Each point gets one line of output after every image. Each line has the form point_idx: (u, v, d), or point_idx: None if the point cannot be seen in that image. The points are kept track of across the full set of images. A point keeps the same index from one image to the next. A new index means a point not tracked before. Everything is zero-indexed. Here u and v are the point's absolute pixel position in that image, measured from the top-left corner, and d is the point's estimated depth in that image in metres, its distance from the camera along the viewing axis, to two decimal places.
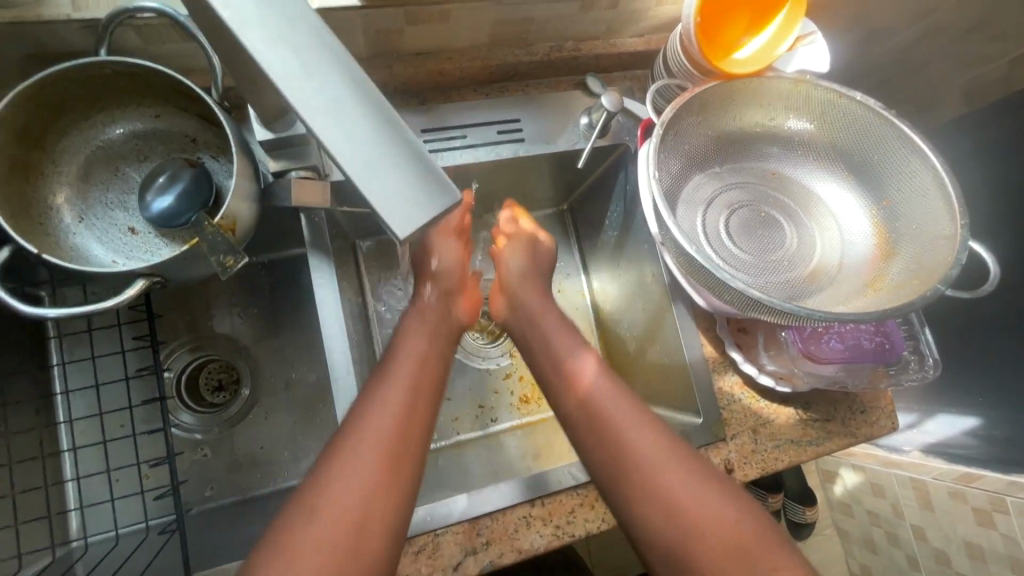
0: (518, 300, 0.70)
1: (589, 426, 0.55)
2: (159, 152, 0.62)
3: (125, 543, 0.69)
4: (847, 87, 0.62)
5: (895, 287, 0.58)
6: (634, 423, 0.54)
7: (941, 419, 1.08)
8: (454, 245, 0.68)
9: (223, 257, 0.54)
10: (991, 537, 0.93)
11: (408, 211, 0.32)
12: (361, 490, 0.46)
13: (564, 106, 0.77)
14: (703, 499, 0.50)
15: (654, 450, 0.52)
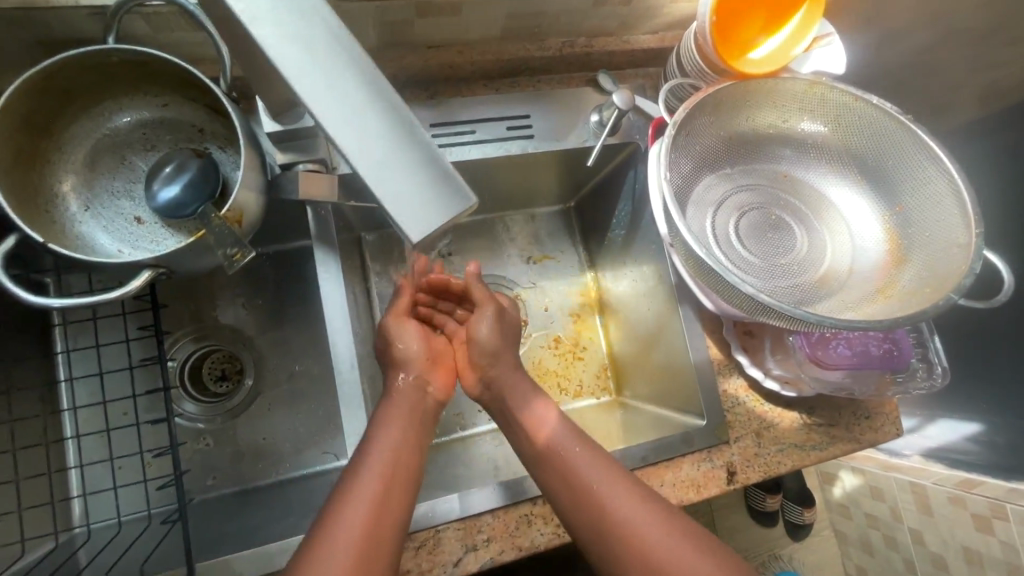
0: (489, 377, 0.67)
1: (564, 486, 0.56)
2: (165, 141, 0.61)
3: (128, 530, 0.68)
4: (863, 91, 0.62)
5: (906, 295, 0.58)
6: (607, 486, 0.54)
7: (942, 423, 1.07)
8: (412, 329, 0.66)
9: (230, 250, 0.55)
10: (989, 542, 0.95)
11: (419, 211, 0.31)
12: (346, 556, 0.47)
13: (575, 103, 0.76)
14: (682, 553, 0.49)
15: (629, 507, 0.52)
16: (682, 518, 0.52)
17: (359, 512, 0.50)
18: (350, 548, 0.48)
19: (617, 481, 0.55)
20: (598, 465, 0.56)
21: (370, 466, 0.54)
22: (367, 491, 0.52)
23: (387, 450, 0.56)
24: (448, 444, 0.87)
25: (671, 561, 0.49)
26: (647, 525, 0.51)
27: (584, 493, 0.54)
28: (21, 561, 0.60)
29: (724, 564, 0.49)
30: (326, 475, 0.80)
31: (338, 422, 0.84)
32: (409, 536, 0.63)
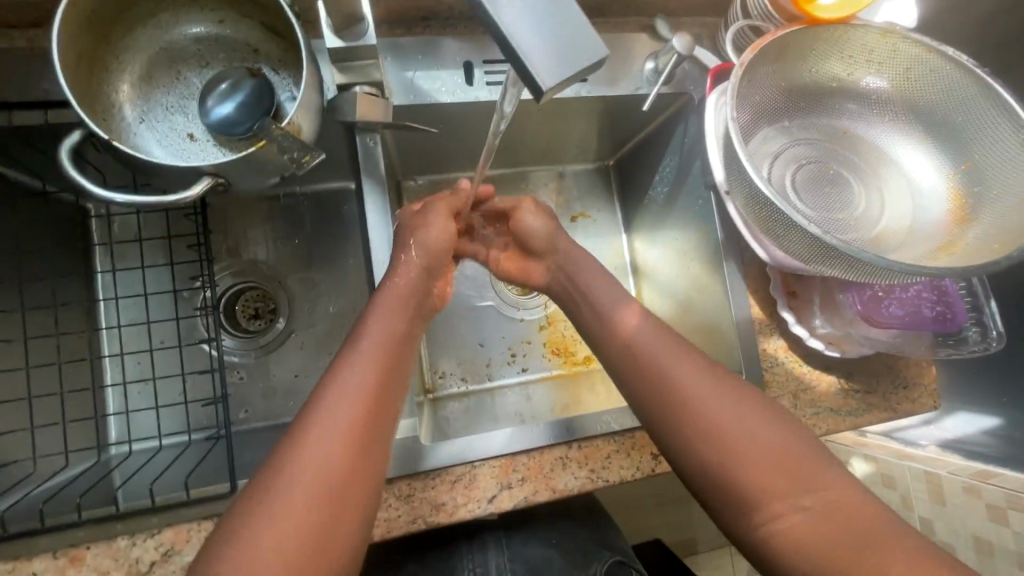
0: (551, 265, 0.68)
1: (634, 368, 0.55)
2: (220, 60, 0.61)
3: (166, 450, 0.69)
4: (938, 42, 0.59)
5: (970, 252, 0.57)
6: (678, 359, 0.54)
7: (959, 416, 0.95)
8: (443, 224, 0.65)
9: (299, 154, 0.54)
10: (1003, 534, 0.80)
11: (556, 60, 0.33)
12: (342, 426, 0.46)
13: (630, 47, 0.73)
14: (750, 426, 0.49)
15: (696, 384, 0.52)
16: (752, 396, 0.52)
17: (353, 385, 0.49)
18: (344, 420, 0.47)
19: (684, 362, 0.54)
20: (666, 347, 0.55)
21: (369, 342, 0.53)
22: (363, 367, 0.51)
23: (382, 333, 0.54)
24: (479, 393, 0.85)
25: (736, 432, 0.48)
26: (715, 402, 0.50)
27: (650, 375, 0.54)
28: (65, 470, 0.62)
29: (789, 438, 0.48)
30: None
31: None
32: (446, 470, 0.63)
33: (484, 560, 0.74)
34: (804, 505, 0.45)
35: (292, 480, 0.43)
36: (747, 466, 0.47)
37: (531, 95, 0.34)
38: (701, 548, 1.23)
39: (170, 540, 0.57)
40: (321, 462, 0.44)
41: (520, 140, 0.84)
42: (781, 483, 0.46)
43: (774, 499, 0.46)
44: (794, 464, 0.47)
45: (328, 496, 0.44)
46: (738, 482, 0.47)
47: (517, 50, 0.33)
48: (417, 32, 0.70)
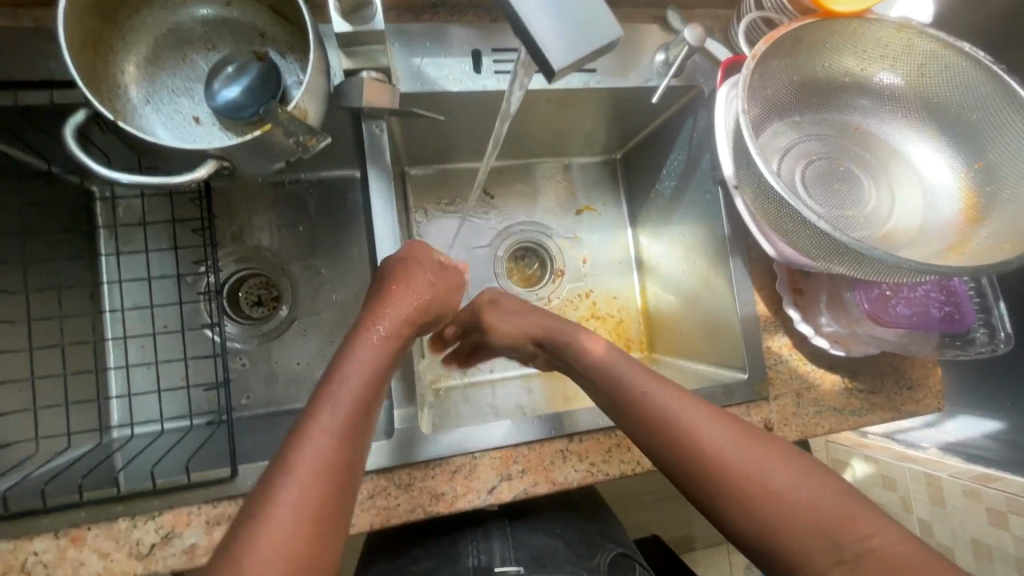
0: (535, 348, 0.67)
1: (642, 420, 0.53)
2: (226, 42, 0.60)
3: (168, 434, 0.69)
4: (955, 38, 0.58)
5: (981, 252, 0.56)
6: (671, 395, 0.53)
7: (961, 419, 0.93)
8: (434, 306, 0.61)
9: (304, 137, 0.54)
10: (1002, 537, 0.79)
11: (568, 42, 0.37)
12: (318, 482, 0.43)
13: (641, 39, 0.72)
14: (778, 479, 0.47)
15: (698, 419, 0.51)
16: (772, 442, 0.49)
17: (332, 434, 0.46)
18: (321, 473, 0.44)
19: (691, 407, 0.52)
20: (671, 398, 0.53)
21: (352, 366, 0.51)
22: (340, 413, 0.47)
23: (363, 372, 0.51)
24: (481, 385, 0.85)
25: (744, 467, 0.47)
26: (738, 455, 0.48)
27: (663, 426, 0.52)
28: (68, 452, 0.62)
29: (795, 464, 0.48)
30: None
31: None
32: (446, 460, 0.63)
33: (488, 549, 0.72)
34: (845, 560, 0.43)
35: (279, 513, 0.41)
36: (779, 522, 0.45)
37: (545, 76, 0.37)
38: (699, 544, 1.23)
39: (171, 523, 0.57)
40: (298, 514, 0.41)
41: (526, 131, 0.83)
42: (818, 538, 0.44)
43: (812, 554, 0.44)
44: (830, 517, 0.44)
45: (314, 525, 0.42)
46: (773, 537, 0.45)
47: (531, 34, 0.37)
48: (425, 18, 0.69)
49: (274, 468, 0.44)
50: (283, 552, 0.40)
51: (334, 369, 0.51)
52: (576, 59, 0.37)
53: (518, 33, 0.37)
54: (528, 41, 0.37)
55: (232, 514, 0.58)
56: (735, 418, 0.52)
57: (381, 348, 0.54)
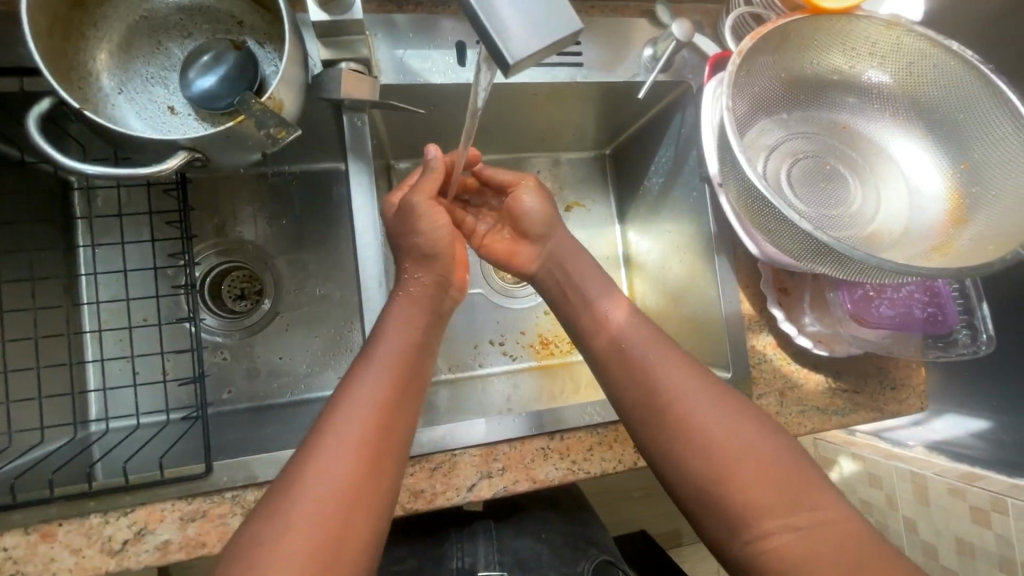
0: (546, 250, 0.66)
1: (625, 376, 0.54)
2: (203, 31, 0.59)
3: (145, 429, 0.68)
4: (944, 36, 0.57)
5: (964, 253, 0.56)
6: (667, 366, 0.53)
7: (948, 418, 0.91)
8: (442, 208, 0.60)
9: (275, 129, 0.52)
10: (984, 535, 0.79)
11: (525, 34, 0.36)
12: (355, 452, 0.45)
13: (628, 33, 0.71)
14: (747, 443, 0.48)
15: (689, 395, 0.51)
16: (751, 416, 0.50)
17: (365, 410, 0.48)
18: (348, 453, 0.45)
19: (683, 378, 0.52)
20: (665, 357, 0.54)
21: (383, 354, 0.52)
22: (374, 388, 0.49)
23: (394, 350, 0.53)
24: (466, 381, 0.84)
25: (723, 445, 0.48)
26: (721, 433, 0.48)
27: (655, 400, 0.52)
28: (41, 447, 0.61)
29: (776, 446, 0.48)
30: None
31: (352, 348, 0.81)
32: (426, 458, 0.62)
33: (473, 551, 0.72)
34: (796, 525, 0.44)
35: (306, 495, 0.43)
36: (743, 483, 0.46)
37: (503, 71, 0.36)
38: (687, 538, 1.22)
39: (144, 519, 0.56)
40: (328, 498, 0.43)
41: (514, 125, 0.82)
42: (774, 501, 0.45)
43: (765, 518, 0.45)
44: (789, 484, 0.46)
45: (339, 508, 0.43)
46: (732, 496, 0.46)
47: (490, 31, 0.36)
48: (409, 9, 0.67)
49: (306, 443, 0.46)
50: (316, 513, 0.42)
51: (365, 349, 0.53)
52: (531, 52, 0.36)
53: (475, 27, 0.37)
54: (488, 38, 0.36)
55: (207, 510, 0.57)
56: (725, 394, 0.51)
57: (413, 328, 0.56)
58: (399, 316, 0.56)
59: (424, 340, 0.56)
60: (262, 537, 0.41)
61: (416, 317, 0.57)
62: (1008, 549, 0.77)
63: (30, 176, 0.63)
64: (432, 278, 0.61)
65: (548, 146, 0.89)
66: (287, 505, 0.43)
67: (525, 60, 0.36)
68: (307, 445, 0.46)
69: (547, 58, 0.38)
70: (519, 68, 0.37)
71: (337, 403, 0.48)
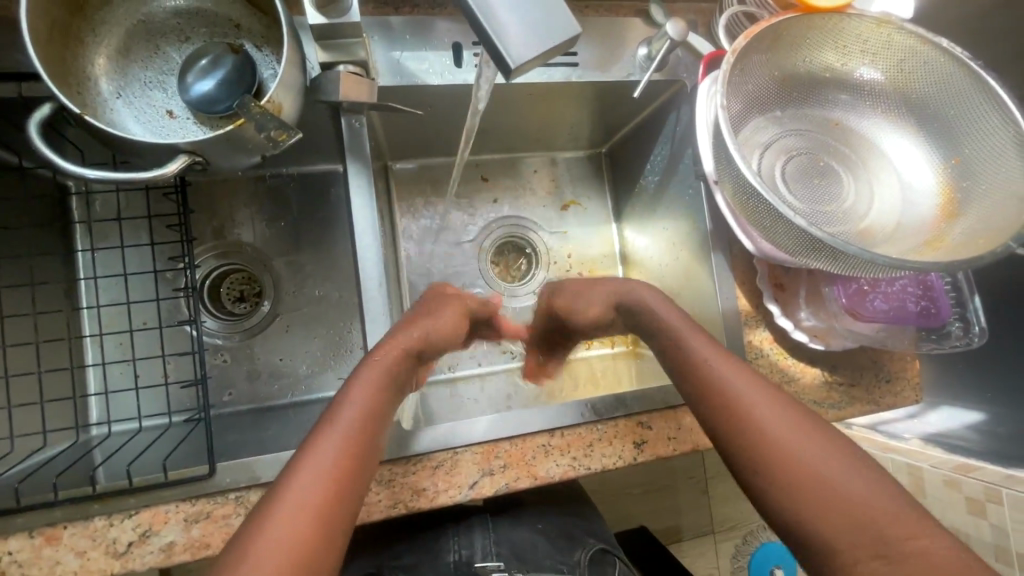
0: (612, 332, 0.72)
1: (705, 399, 0.56)
2: (200, 35, 0.60)
3: (147, 433, 0.69)
4: (934, 33, 0.58)
5: (955, 247, 0.56)
6: (754, 394, 0.54)
7: (943, 410, 0.92)
8: (449, 317, 0.66)
9: (275, 133, 0.53)
10: (980, 526, 0.78)
11: (523, 40, 0.37)
12: (310, 511, 0.44)
13: (623, 34, 0.72)
14: (831, 478, 0.47)
15: (774, 420, 0.51)
16: (836, 443, 0.50)
17: (325, 465, 0.47)
18: (321, 481, 0.46)
19: (768, 404, 0.53)
20: (748, 385, 0.54)
21: (360, 388, 0.53)
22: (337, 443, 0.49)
23: (364, 403, 0.52)
24: (466, 379, 0.84)
25: (807, 471, 0.48)
26: (805, 459, 0.48)
27: (739, 428, 0.52)
28: (43, 451, 0.61)
29: (866, 475, 0.47)
30: None
31: (352, 349, 0.82)
32: (427, 456, 0.63)
33: (469, 543, 0.72)
34: (883, 555, 0.44)
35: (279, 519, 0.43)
36: (824, 514, 0.46)
37: (502, 74, 0.37)
38: (687, 534, 1.23)
39: (148, 521, 0.56)
40: (299, 525, 0.43)
41: (511, 126, 0.82)
42: (860, 534, 0.45)
43: (852, 546, 0.45)
44: (875, 518, 0.45)
45: (308, 536, 0.43)
46: (818, 529, 0.46)
47: (490, 35, 0.37)
48: (405, 11, 0.68)
49: (266, 497, 0.46)
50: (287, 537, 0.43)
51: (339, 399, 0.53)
52: (531, 56, 0.36)
53: (476, 31, 0.37)
54: (488, 43, 0.37)
55: (211, 511, 0.57)
56: (812, 422, 0.51)
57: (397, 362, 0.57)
58: (375, 365, 0.55)
59: (394, 391, 0.56)
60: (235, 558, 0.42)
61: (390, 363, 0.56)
62: (1004, 537, 0.75)
63: (29, 181, 0.63)
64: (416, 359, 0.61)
65: (545, 146, 0.90)
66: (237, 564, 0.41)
67: (525, 65, 0.37)
68: (266, 499, 0.46)
69: (545, 62, 0.39)
70: (519, 71, 0.37)
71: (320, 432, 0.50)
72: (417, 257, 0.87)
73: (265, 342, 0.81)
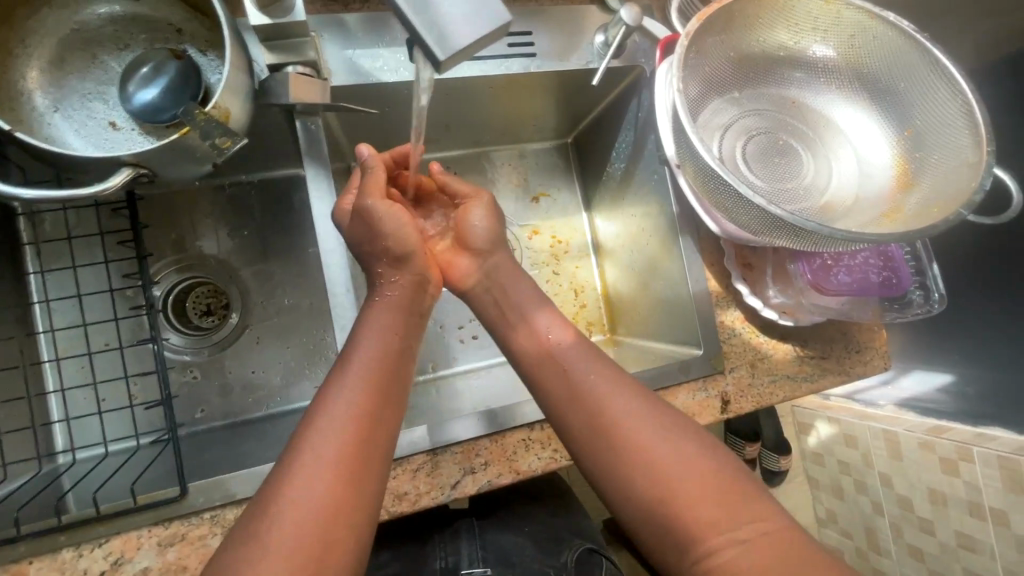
0: (487, 263, 0.66)
1: (564, 389, 0.54)
2: (140, 41, 0.57)
3: (114, 457, 0.67)
4: (880, 8, 0.59)
5: (911, 218, 0.57)
6: (606, 383, 0.53)
7: (915, 375, 0.98)
8: (396, 208, 0.59)
9: (219, 140, 0.51)
10: (954, 483, 0.86)
11: (449, 33, 0.39)
12: (331, 471, 0.44)
13: (580, 22, 0.72)
14: (692, 458, 0.47)
15: (630, 407, 0.51)
16: (688, 426, 0.50)
17: (327, 456, 0.45)
18: (328, 474, 0.44)
19: (622, 390, 0.52)
20: (608, 382, 0.53)
21: (354, 371, 0.51)
22: (349, 399, 0.49)
23: (361, 384, 0.50)
24: (447, 378, 0.84)
25: (664, 456, 0.48)
26: (660, 444, 0.48)
27: (602, 419, 0.51)
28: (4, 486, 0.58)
29: (713, 454, 0.48)
30: None
31: (328, 355, 0.81)
32: (408, 459, 0.62)
33: (456, 550, 0.71)
34: (741, 537, 0.44)
35: (279, 517, 0.42)
36: (685, 499, 0.46)
37: (433, 66, 0.39)
38: None
39: (120, 549, 0.55)
40: (302, 525, 0.42)
41: (474, 119, 0.81)
42: (718, 513, 0.45)
43: (712, 531, 0.44)
44: (734, 495, 0.46)
45: (313, 536, 0.41)
46: (677, 518, 0.46)
47: (419, 31, 0.39)
48: (355, 7, 0.66)
49: (275, 473, 0.45)
50: (292, 541, 0.41)
51: (340, 363, 0.52)
52: (460, 49, 0.39)
53: (407, 29, 0.39)
54: (417, 40, 0.39)
55: (186, 533, 0.56)
56: (665, 407, 0.52)
57: (385, 335, 0.55)
58: (382, 315, 0.57)
59: (398, 366, 0.54)
60: (241, 561, 0.40)
61: (391, 325, 0.56)
62: (976, 494, 0.83)
63: None
64: (410, 278, 0.61)
65: (511, 138, 0.89)
66: (257, 536, 0.41)
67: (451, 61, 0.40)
68: (277, 470, 0.45)
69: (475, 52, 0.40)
70: (449, 63, 0.40)
71: (310, 419, 0.47)
72: None
73: (235, 354, 0.79)
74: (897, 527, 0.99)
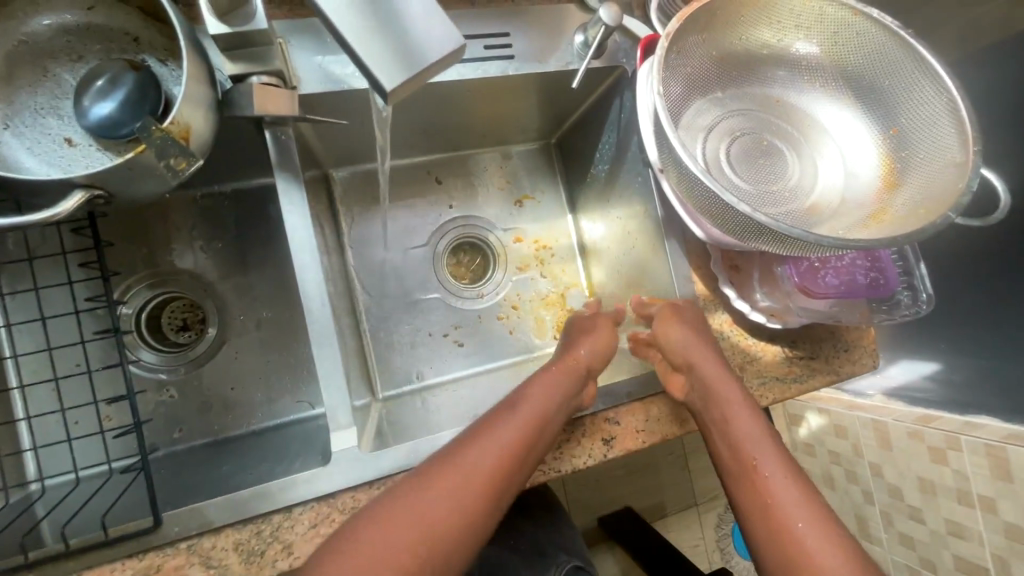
0: (688, 375, 0.63)
1: (717, 428, 0.59)
2: (95, 52, 0.55)
3: (88, 484, 0.64)
4: (864, 4, 0.58)
5: (900, 219, 0.56)
6: (756, 436, 0.57)
7: (902, 364, 1.00)
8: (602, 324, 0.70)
9: (174, 160, 0.49)
10: (943, 473, 0.86)
11: (396, 65, 0.40)
12: (470, 491, 0.49)
13: (559, 22, 0.70)
14: (807, 533, 0.50)
15: (770, 465, 0.55)
16: (815, 504, 0.52)
17: (469, 474, 0.50)
18: (464, 493, 0.49)
19: (768, 447, 0.56)
20: (761, 435, 0.57)
21: (519, 413, 0.56)
22: (505, 436, 0.54)
23: (519, 425, 0.55)
24: (433, 387, 0.81)
25: (786, 523, 0.51)
26: (784, 511, 0.51)
27: (743, 468, 0.55)
28: None
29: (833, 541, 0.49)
30: (299, 424, 0.76)
31: (309, 367, 0.79)
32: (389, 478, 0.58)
33: None
34: None
35: (414, 510, 0.47)
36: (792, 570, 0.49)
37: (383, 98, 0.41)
38: (670, 509, 1.25)
39: None
40: (427, 526, 0.47)
41: (455, 123, 0.79)
42: None
43: None
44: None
45: (428, 539, 0.46)
46: None
47: (368, 67, 0.40)
48: None
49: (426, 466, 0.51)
50: (413, 533, 0.46)
51: (511, 402, 0.58)
52: (404, 79, 0.40)
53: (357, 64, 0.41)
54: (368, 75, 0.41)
55: (162, 564, 0.54)
56: (803, 478, 0.54)
57: (555, 387, 0.60)
58: (557, 371, 0.62)
59: (554, 418, 0.58)
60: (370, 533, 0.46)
61: (562, 382, 0.61)
62: (964, 482, 0.82)
63: None
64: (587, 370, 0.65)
65: (493, 140, 0.87)
66: (389, 521, 0.47)
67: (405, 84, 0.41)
68: (432, 461, 0.51)
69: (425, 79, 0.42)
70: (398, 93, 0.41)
71: (471, 437, 0.53)
72: (371, 266, 0.83)
73: (213, 369, 0.76)
74: (887, 516, 0.98)
